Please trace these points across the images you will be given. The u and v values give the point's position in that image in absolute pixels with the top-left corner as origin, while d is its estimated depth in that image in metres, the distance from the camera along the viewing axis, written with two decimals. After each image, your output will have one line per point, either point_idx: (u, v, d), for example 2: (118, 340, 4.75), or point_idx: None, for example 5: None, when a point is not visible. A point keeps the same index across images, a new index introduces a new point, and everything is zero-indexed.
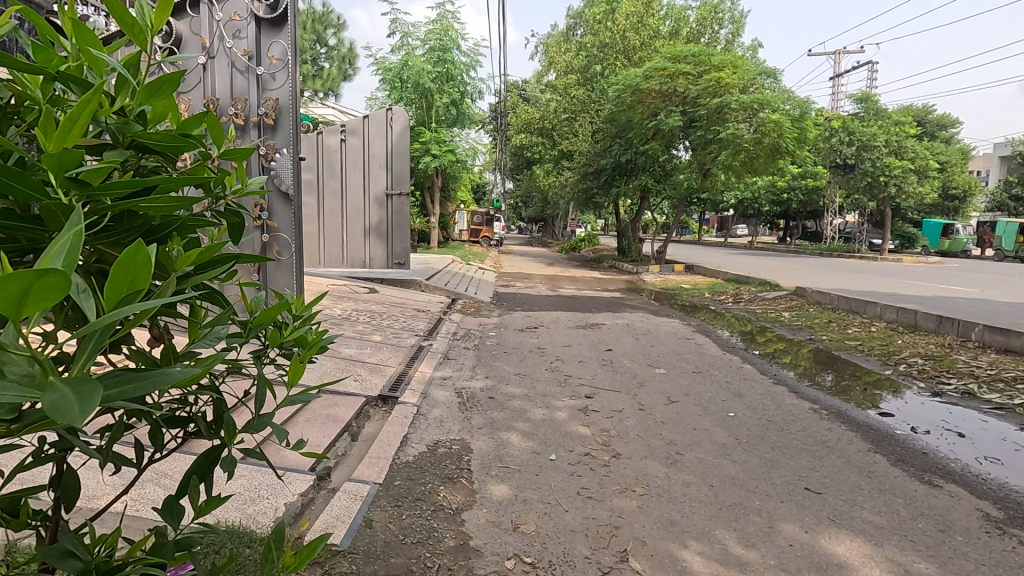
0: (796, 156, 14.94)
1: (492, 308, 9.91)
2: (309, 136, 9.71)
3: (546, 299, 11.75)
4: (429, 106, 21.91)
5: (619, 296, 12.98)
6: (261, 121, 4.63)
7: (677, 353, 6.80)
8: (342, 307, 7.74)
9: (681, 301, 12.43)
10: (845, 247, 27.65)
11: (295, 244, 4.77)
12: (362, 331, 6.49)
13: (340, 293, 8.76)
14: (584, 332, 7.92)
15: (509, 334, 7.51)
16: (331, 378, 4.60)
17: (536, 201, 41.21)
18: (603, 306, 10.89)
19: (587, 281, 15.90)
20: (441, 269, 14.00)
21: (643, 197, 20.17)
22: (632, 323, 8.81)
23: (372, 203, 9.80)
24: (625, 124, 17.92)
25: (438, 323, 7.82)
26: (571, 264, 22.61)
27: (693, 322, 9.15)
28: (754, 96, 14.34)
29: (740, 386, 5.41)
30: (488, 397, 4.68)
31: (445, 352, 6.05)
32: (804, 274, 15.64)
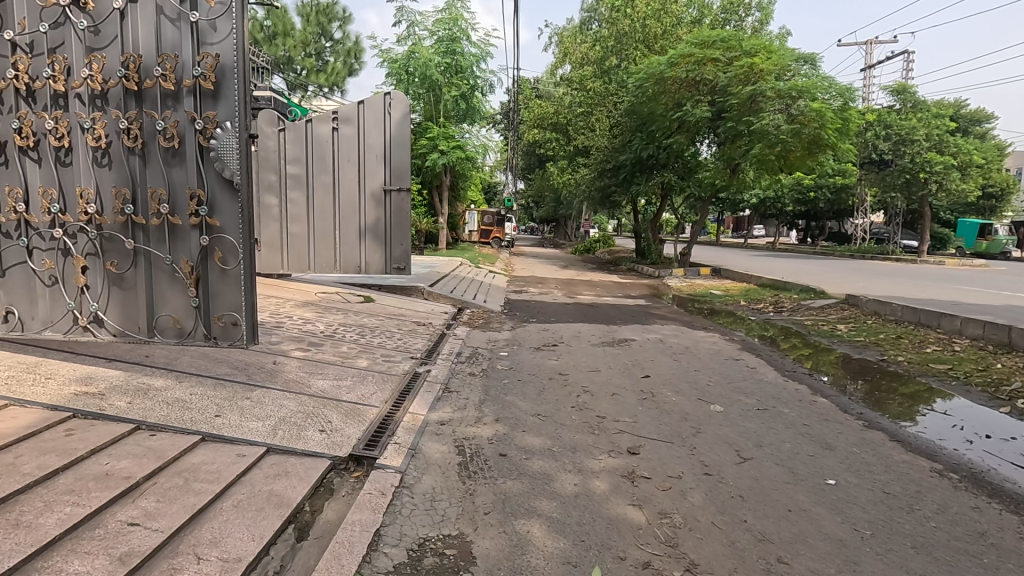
0: (838, 150, 13.59)
1: (503, 319, 8.74)
2: (297, 124, 8.52)
3: (564, 307, 10.54)
4: (437, 100, 20.84)
5: (643, 303, 11.76)
6: (197, 85, 3.59)
7: (730, 381, 5.57)
8: (327, 321, 6.60)
9: (713, 309, 11.16)
10: (877, 248, 26.09)
11: (243, 249, 3.80)
12: (345, 354, 5.33)
13: (329, 303, 7.65)
14: (611, 351, 6.72)
15: (523, 354, 6.33)
16: (289, 429, 3.45)
17: (547, 200, 39.93)
18: (629, 316, 9.66)
19: (607, 286, 14.69)
20: (447, 273, 12.83)
21: (664, 196, 18.91)
22: (666, 339, 7.59)
23: (368, 200, 8.68)
24: (647, 117, 16.66)
25: (440, 340, 6.66)
26: (586, 267, 21.36)
27: (736, 337, 7.92)
28: (791, 83, 13.04)
29: (826, 432, 4.18)
30: (498, 454, 3.50)
31: (445, 383, 4.88)
32: (847, 279, 14.24)
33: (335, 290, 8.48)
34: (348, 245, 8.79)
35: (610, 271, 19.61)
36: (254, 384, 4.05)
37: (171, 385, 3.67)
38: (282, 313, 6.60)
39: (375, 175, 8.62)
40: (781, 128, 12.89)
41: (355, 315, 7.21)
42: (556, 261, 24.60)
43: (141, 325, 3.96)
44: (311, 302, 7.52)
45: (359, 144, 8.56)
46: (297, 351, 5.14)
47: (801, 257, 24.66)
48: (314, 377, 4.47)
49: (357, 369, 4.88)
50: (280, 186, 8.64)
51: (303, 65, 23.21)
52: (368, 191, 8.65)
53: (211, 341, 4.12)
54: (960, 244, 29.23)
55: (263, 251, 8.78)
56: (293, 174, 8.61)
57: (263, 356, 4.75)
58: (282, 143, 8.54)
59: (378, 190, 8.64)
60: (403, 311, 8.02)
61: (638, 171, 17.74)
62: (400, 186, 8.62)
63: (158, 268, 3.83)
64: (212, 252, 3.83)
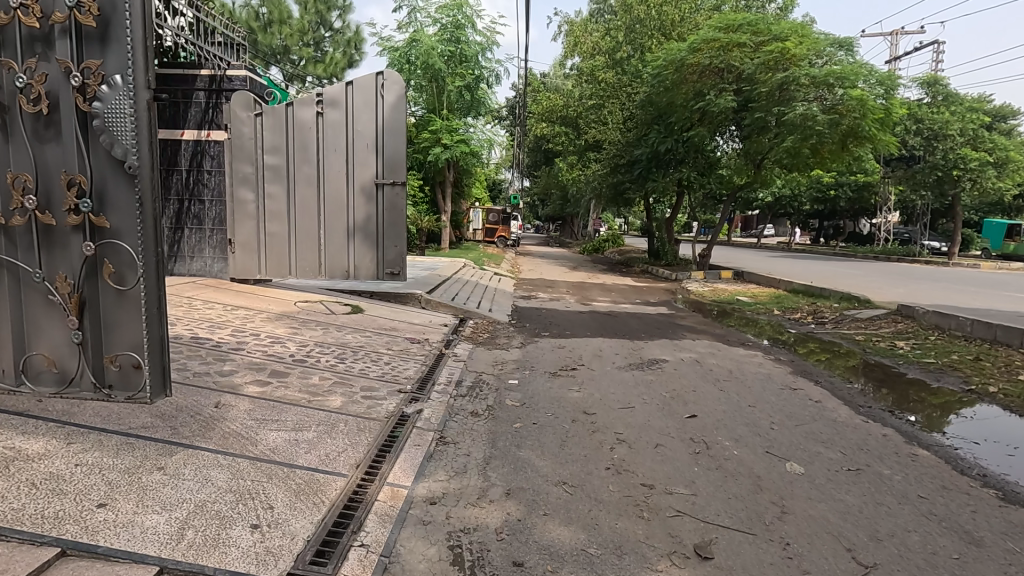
0: (878, 144, 12.41)
1: (512, 332, 7.64)
2: (276, 108, 7.43)
3: (579, 316, 9.43)
4: (440, 91, 19.76)
5: (665, 311, 10.62)
6: (72, 21, 2.50)
7: (797, 422, 4.46)
8: (302, 339, 5.54)
9: (745, 319, 10.02)
10: (902, 249, 24.87)
11: (141, 258, 2.62)
12: (314, 387, 4.25)
13: (309, 316, 6.61)
14: (642, 377, 5.62)
15: (538, 383, 5.24)
16: (207, 524, 2.37)
17: (554, 198, 38.78)
18: (653, 328, 8.52)
19: (622, 290, 13.63)
20: (448, 276, 11.73)
21: (680, 193, 17.79)
22: (703, 360, 6.48)
23: (357, 196, 7.54)
24: (665, 108, 15.52)
25: (437, 363, 5.59)
26: (597, 268, 20.19)
27: (783, 357, 6.81)
28: (827, 70, 11.86)
29: (958, 513, 3.06)
30: (511, 563, 2.40)
31: (440, 432, 3.80)
32: (884, 285, 13.09)
33: (319, 301, 7.43)
34: (335, 246, 7.67)
35: (623, 273, 18.45)
36: (178, 445, 3.00)
37: (52, 454, 2.63)
38: (249, 330, 5.54)
39: (366, 166, 7.47)
40: (816, 118, 11.71)
41: (339, 331, 6.15)
42: (565, 261, 23.44)
43: (7, 367, 2.84)
44: (289, 314, 6.45)
45: (348, 130, 7.42)
46: (253, 385, 4.07)
47: (822, 258, 23.45)
48: (265, 427, 3.38)
49: (326, 411, 3.79)
50: (257, 180, 7.55)
51: (301, 55, 22.19)
52: (358, 184, 7.51)
53: (103, 393, 2.83)
54: (987, 245, 27.89)
55: (238, 253, 7.71)
56: (271, 166, 7.52)
57: (202, 396, 3.67)
58: (259, 129, 7.45)
59: (369, 184, 7.49)
60: (396, 324, 6.96)
61: (654, 167, 16.54)
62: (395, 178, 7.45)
63: (26, 289, 2.72)
64: (101, 266, 2.65)
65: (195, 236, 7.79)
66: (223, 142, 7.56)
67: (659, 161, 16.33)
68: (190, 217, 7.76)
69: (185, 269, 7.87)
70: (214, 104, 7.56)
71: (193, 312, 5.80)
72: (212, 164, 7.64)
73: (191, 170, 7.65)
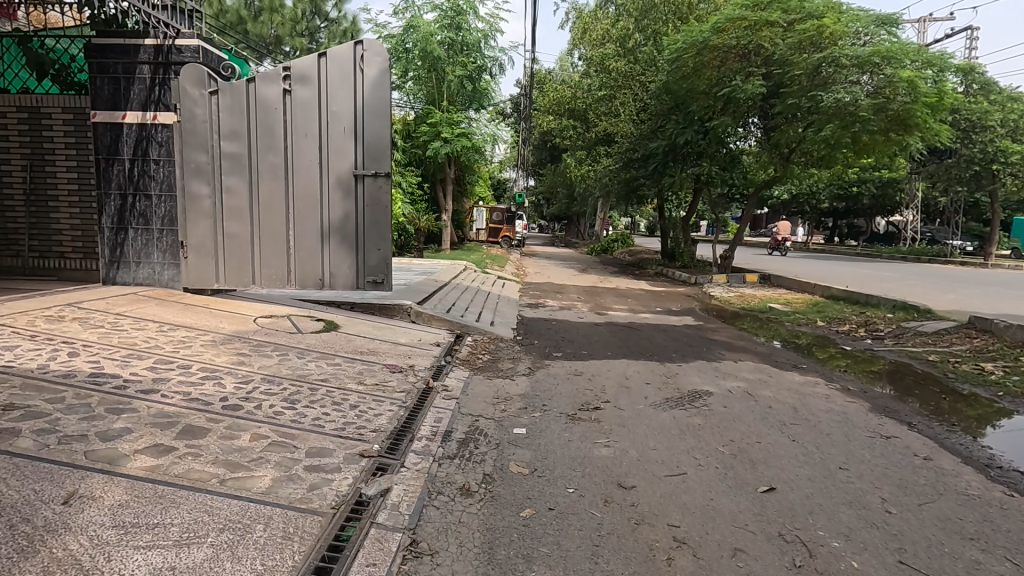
0: (927, 132, 11.13)
1: (516, 352, 6.39)
2: (235, 84, 6.20)
3: (594, 329, 8.16)
4: (440, 80, 18.50)
5: (691, 321, 9.33)
6: None
7: (919, 499, 3.18)
8: (247, 372, 4.30)
9: (784, 330, 8.73)
10: (932, 249, 23.47)
11: None
12: (239, 453, 3.01)
13: (268, 336, 5.37)
14: (686, 421, 4.35)
15: (552, 432, 3.97)
16: None
17: (561, 197, 37.52)
18: (683, 345, 7.24)
19: (639, 296, 12.34)
20: (446, 282, 10.51)
21: (697, 189, 16.56)
22: (756, 393, 5.19)
23: (333, 190, 6.37)
24: (683, 96, 14.26)
25: (422, 402, 4.34)
26: (608, 271, 18.87)
27: (852, 387, 5.53)
28: (871, 48, 10.60)
29: None
30: None
31: (413, 535, 2.55)
32: (930, 290, 11.81)
33: (286, 316, 6.20)
34: (306, 251, 6.49)
35: (636, 276, 17.13)
36: None
37: None
38: (181, 359, 4.31)
39: (344, 154, 6.32)
40: (859, 104, 10.56)
41: (300, 357, 4.91)
42: (574, 263, 22.13)
43: None
44: (243, 334, 5.22)
45: (322, 111, 6.25)
46: (144, 454, 2.82)
47: (847, 260, 22.05)
48: (129, 544, 2.15)
49: (241, 500, 2.55)
50: (213, 171, 6.32)
51: (293, 45, 20.94)
52: (335, 176, 6.35)
53: None
54: (1019, 244, 26.44)
55: (189, 257, 6.46)
56: (229, 153, 6.30)
57: (50, 484, 2.43)
58: (216, 110, 6.23)
59: (348, 176, 6.34)
60: (375, 344, 5.73)
61: (671, 161, 15.24)
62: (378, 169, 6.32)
63: None
64: None
65: (141, 238, 6.53)
66: (172, 126, 6.32)
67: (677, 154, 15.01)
68: (134, 216, 6.49)
69: (130, 278, 6.61)
70: (161, 81, 6.34)
71: (114, 336, 4.57)
72: (161, 152, 6.42)
73: (135, 160, 6.42)
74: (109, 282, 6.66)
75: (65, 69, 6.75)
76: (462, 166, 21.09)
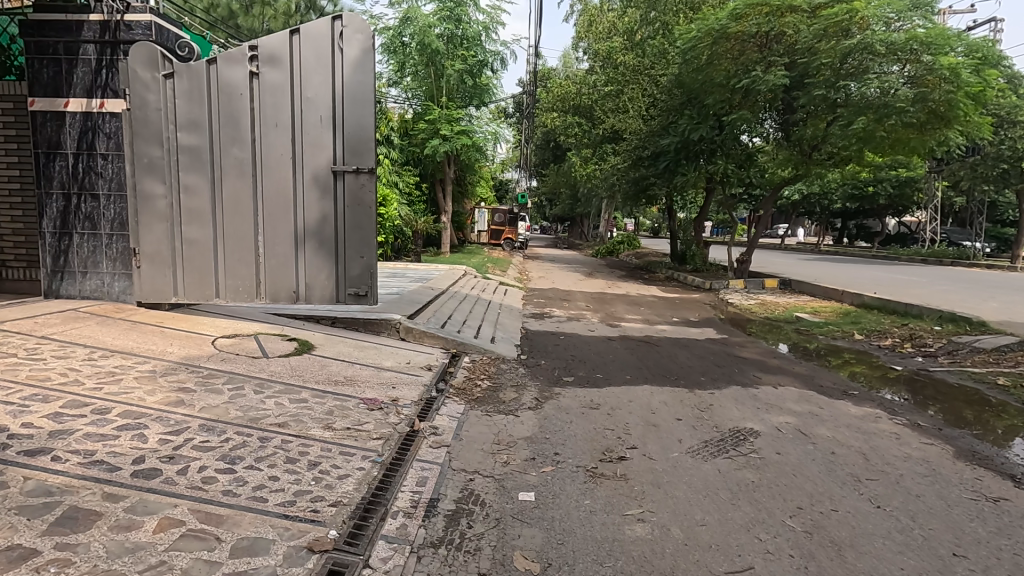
0: (967, 126, 10.26)
1: (520, 377, 5.51)
2: (192, 66, 5.33)
3: (607, 344, 7.27)
4: (440, 75, 17.67)
5: (714, 334, 8.44)
6: None
7: None
8: (182, 415, 3.43)
9: (818, 345, 7.84)
10: (953, 251, 22.52)
11: None
12: (131, 556, 2.12)
13: (224, 363, 4.49)
14: (735, 477, 3.45)
15: (568, 498, 3.08)
16: None
17: (564, 198, 36.58)
18: (711, 366, 6.34)
19: (652, 304, 11.44)
20: (443, 290, 9.64)
21: (711, 188, 15.70)
22: (811, 433, 4.30)
23: (308, 187, 5.49)
24: (698, 89, 13.41)
25: (404, 454, 3.46)
26: (615, 275, 18.00)
27: (922, 422, 4.63)
28: (908, 34, 9.79)
29: None
30: None
31: None
32: (969, 298, 10.91)
33: (252, 336, 5.33)
34: (277, 259, 5.61)
35: (646, 281, 16.24)
36: None
37: None
38: (100, 399, 3.44)
39: (320, 146, 5.43)
40: (896, 96, 9.76)
41: (259, 391, 4.04)
42: (580, 266, 21.24)
43: None
44: (192, 362, 4.35)
45: (294, 97, 5.36)
46: None
47: (865, 263, 21.12)
48: None
49: None
50: (168, 167, 5.46)
51: None
52: (310, 172, 5.47)
53: None
54: None
55: (143, 266, 5.59)
56: (187, 147, 5.44)
57: None
58: (171, 96, 5.37)
59: (325, 172, 5.46)
60: (354, 371, 4.85)
61: (684, 158, 14.34)
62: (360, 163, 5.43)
63: None
64: None
65: (87, 244, 5.68)
66: (121, 115, 5.45)
67: (691, 151, 14.13)
68: (79, 219, 5.65)
69: (75, 290, 5.77)
70: (109, 64, 5.49)
71: (26, 368, 3.72)
72: (109, 145, 5.57)
73: (79, 154, 5.57)
74: (51, 295, 5.81)
75: (3, 51, 5.90)
76: (463, 166, 20.25)
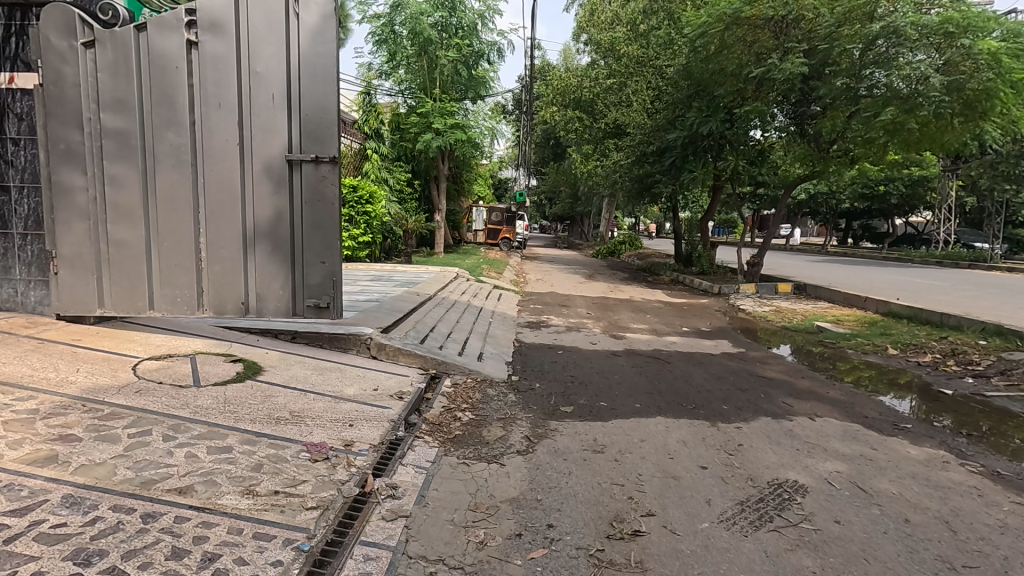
0: (1005, 118, 9.40)
1: (509, 407, 4.63)
2: (116, 33, 4.36)
3: (611, 361, 6.38)
4: (433, 66, 16.79)
5: (729, 347, 7.56)
6: None
7: None
8: (46, 480, 2.56)
9: (849, 361, 6.97)
10: (969, 253, 21.65)
11: None
12: None
13: (138, 395, 3.61)
14: (790, 565, 2.56)
15: None
16: None
17: (564, 196, 35.72)
18: (732, 389, 5.47)
19: (659, 310, 10.58)
20: (430, 296, 8.76)
21: (719, 186, 14.84)
22: (870, 489, 3.42)
23: (258, 179, 4.51)
24: (707, 79, 12.55)
25: (344, 534, 2.57)
26: (618, 277, 17.11)
27: (1003, 470, 3.76)
28: (942, 16, 8.96)
29: None
30: None
31: None
32: (1004, 306, 10.04)
33: (187, 357, 4.45)
34: (221, 263, 4.64)
35: (650, 284, 15.39)
36: None
37: None
38: None
39: (272, 130, 4.46)
40: (930, 83, 8.88)
41: (171, 435, 3.17)
42: (580, 267, 20.38)
43: None
44: (94, 396, 3.47)
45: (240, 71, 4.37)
46: None
47: (878, 265, 20.24)
48: None
49: None
50: (89, 154, 4.52)
51: None
52: (261, 161, 4.50)
53: None
54: None
55: (65, 272, 4.71)
56: (110, 129, 4.47)
57: None
58: (92, 70, 4.43)
59: (279, 161, 4.49)
60: (305, 403, 3.98)
61: (691, 154, 13.49)
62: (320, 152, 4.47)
63: None
64: None
65: None
66: (32, 92, 4.52)
67: (699, 147, 13.24)
68: None
69: None
70: (19, 31, 4.61)
71: None
72: (22, 129, 4.70)
73: None
74: None
75: None
76: (458, 163, 19.36)
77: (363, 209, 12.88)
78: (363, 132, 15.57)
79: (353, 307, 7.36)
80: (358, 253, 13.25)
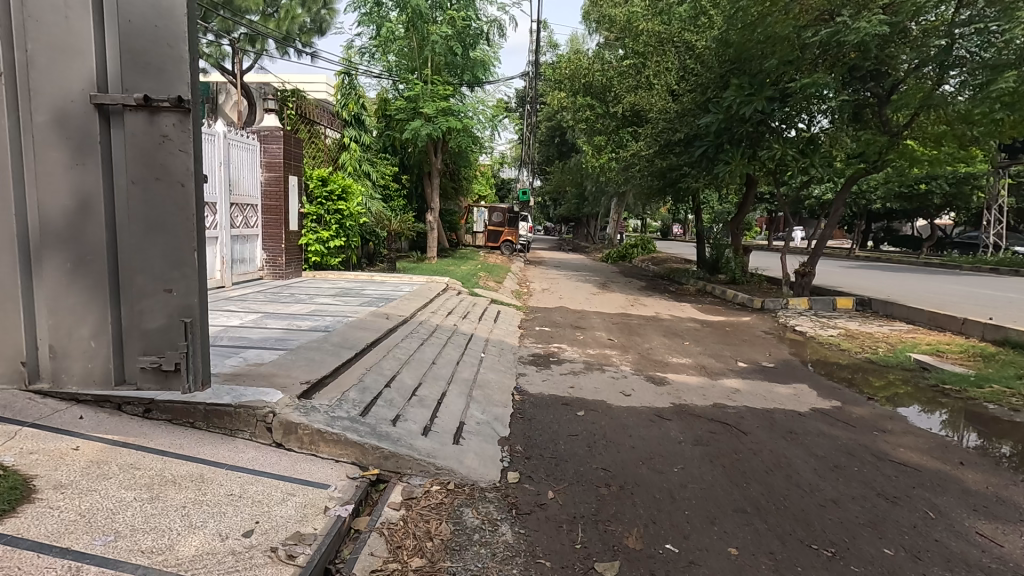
0: None
1: (498, 568, 2.48)
2: None
3: (658, 432, 4.22)
4: (424, 44, 14.65)
5: (815, 398, 5.37)
6: None
7: None
8: None
9: (999, 424, 4.80)
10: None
11: None
12: None
13: None
14: None
15: None
16: None
17: (570, 197, 33.54)
18: (871, 498, 3.29)
19: (696, 334, 8.42)
20: (403, 320, 6.62)
21: (755, 179, 12.73)
22: None
23: (48, 147, 2.58)
24: (749, 51, 10.45)
25: None
26: (635, 286, 14.95)
27: None
28: None
29: None
30: None
31: None
32: None
33: None
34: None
35: (675, 295, 13.22)
36: None
37: None
38: None
39: (73, 51, 2.54)
40: None
41: None
42: (590, 274, 18.22)
43: None
44: None
45: None
46: None
47: (926, 273, 17.97)
48: None
49: None
50: None
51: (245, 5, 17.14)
52: (50, 106, 2.56)
53: None
54: None
55: None
56: None
57: None
58: None
59: (81, 106, 2.57)
60: None
61: (726, 142, 11.38)
62: (155, 93, 2.60)
63: None
64: None
65: None
66: None
67: (736, 134, 11.10)
68: None
69: None
70: None
71: None
72: None
73: None
74: None
75: None
76: (453, 156, 17.22)
77: (334, 206, 10.72)
78: (342, 119, 13.46)
79: (285, 340, 5.20)
80: (330, 259, 11.10)
